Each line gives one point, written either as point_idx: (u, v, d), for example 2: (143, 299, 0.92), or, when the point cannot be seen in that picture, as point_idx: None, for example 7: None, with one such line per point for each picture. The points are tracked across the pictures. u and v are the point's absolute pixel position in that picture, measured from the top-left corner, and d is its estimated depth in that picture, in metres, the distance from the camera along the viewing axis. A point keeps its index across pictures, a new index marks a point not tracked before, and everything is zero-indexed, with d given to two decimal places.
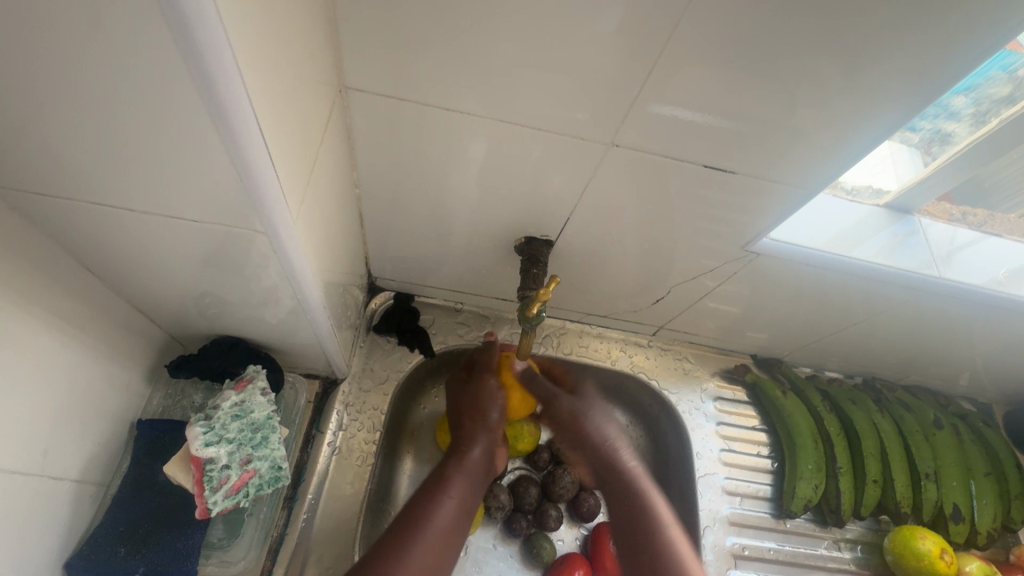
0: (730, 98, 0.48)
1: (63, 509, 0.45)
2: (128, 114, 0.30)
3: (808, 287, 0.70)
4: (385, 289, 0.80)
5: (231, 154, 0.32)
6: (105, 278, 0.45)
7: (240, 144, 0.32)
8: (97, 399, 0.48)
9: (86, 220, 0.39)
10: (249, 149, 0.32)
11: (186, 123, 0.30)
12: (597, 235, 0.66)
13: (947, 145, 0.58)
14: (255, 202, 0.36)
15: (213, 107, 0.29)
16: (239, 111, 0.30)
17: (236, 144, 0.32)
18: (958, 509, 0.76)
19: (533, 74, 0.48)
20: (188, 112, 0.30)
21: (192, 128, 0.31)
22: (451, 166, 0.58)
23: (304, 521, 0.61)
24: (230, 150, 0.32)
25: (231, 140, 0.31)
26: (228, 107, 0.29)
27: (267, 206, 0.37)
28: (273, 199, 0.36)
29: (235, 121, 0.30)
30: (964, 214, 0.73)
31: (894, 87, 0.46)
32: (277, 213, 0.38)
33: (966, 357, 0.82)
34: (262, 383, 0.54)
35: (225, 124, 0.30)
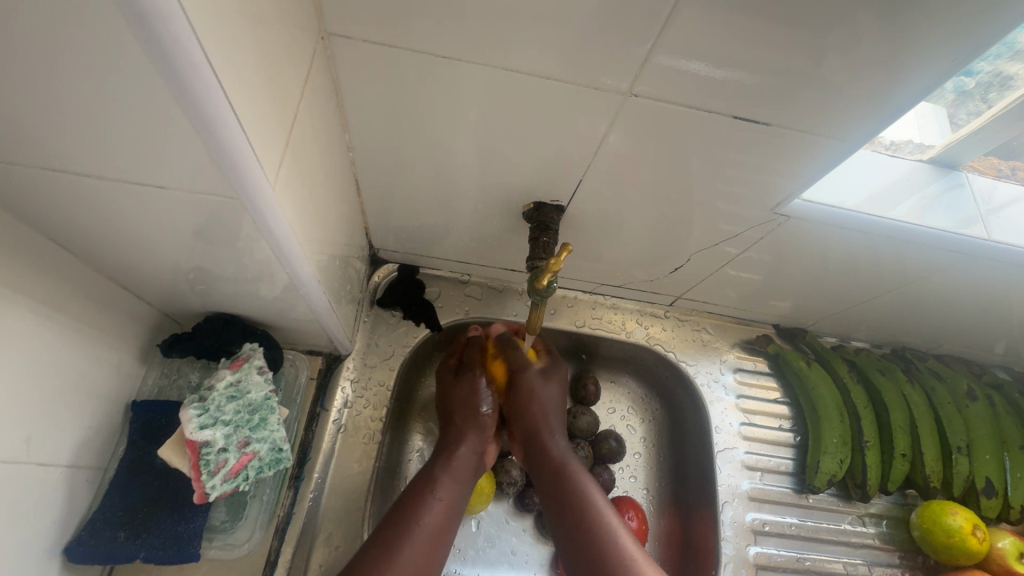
0: (765, 40, 0.42)
1: (58, 495, 0.44)
2: (62, 66, 0.26)
3: (840, 253, 0.65)
4: (388, 261, 0.76)
5: (184, 107, 0.28)
6: (82, 256, 0.42)
7: (194, 94, 0.27)
8: (84, 382, 0.46)
9: (49, 192, 0.35)
10: (205, 100, 0.28)
11: (129, 73, 0.26)
12: (612, 201, 0.61)
13: (1007, 90, 0.52)
14: (223, 165, 0.32)
15: (152, 48, 0.25)
16: (186, 52, 0.25)
17: (187, 94, 0.27)
18: (990, 484, 0.73)
19: (539, 20, 0.42)
20: (129, 60, 0.25)
21: (138, 79, 0.26)
22: (453, 127, 0.53)
23: (310, 500, 0.59)
24: (180, 102, 0.28)
25: (180, 89, 0.27)
26: (171, 49, 0.25)
27: (238, 170, 0.33)
28: (244, 162, 0.33)
29: (182, 69, 0.26)
30: (1014, 169, 0.66)
31: (959, 21, 0.40)
32: (250, 176, 0.34)
33: (1005, 325, 0.77)
34: (258, 362, 0.52)
35: (170, 69, 0.26)
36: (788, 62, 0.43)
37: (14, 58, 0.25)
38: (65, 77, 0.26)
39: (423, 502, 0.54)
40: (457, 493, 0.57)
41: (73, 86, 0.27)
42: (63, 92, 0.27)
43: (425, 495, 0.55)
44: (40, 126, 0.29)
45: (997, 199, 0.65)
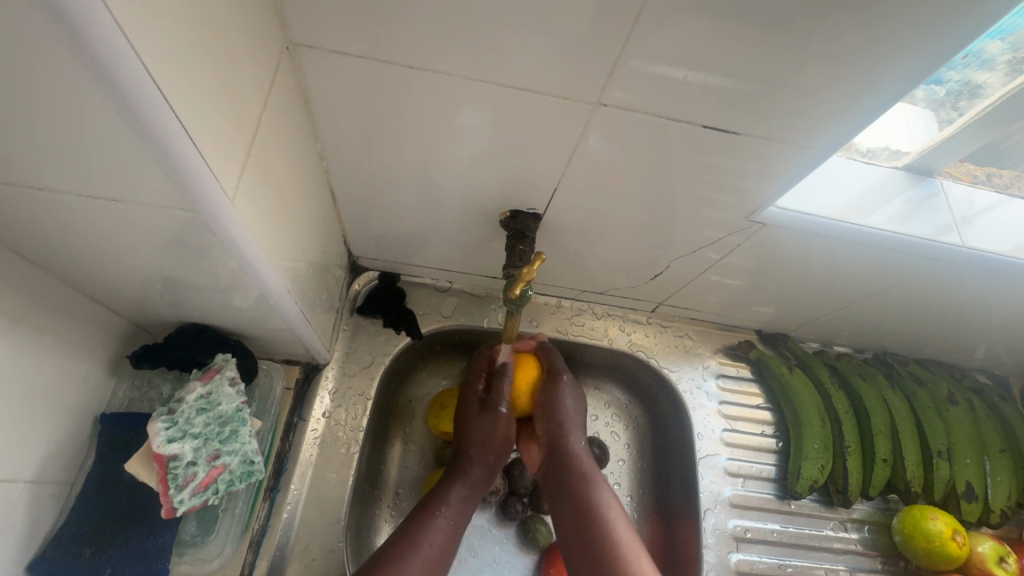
0: (733, 47, 0.42)
1: (20, 513, 0.43)
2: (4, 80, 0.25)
3: (818, 258, 0.65)
4: (369, 269, 0.75)
5: (124, 115, 0.27)
6: (45, 266, 0.42)
7: (134, 102, 0.27)
8: (48, 396, 0.45)
9: (5, 202, 0.34)
10: (146, 108, 0.27)
11: (72, 87, 0.26)
12: (590, 208, 0.61)
13: (977, 99, 0.52)
14: (175, 180, 0.32)
15: (80, 53, 0.24)
16: (116, 58, 0.25)
17: (127, 102, 0.26)
18: (971, 488, 0.73)
19: (508, 29, 0.42)
20: (68, 74, 0.25)
21: (80, 91, 0.26)
22: (429, 135, 0.53)
23: (287, 512, 0.58)
24: (123, 113, 0.27)
25: (122, 101, 0.26)
26: (109, 63, 0.25)
27: (193, 184, 0.32)
28: (199, 175, 0.32)
29: (124, 85, 0.26)
30: (988, 175, 0.67)
31: (921, 31, 0.40)
32: (205, 187, 0.33)
33: (983, 330, 0.78)
34: (231, 373, 0.50)
35: (108, 79, 0.25)
36: (757, 68, 0.44)
37: None
38: (10, 92, 0.26)
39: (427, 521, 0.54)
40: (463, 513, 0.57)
41: (16, 99, 0.26)
42: (8, 104, 0.26)
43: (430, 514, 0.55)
44: None
45: (970, 205, 0.65)
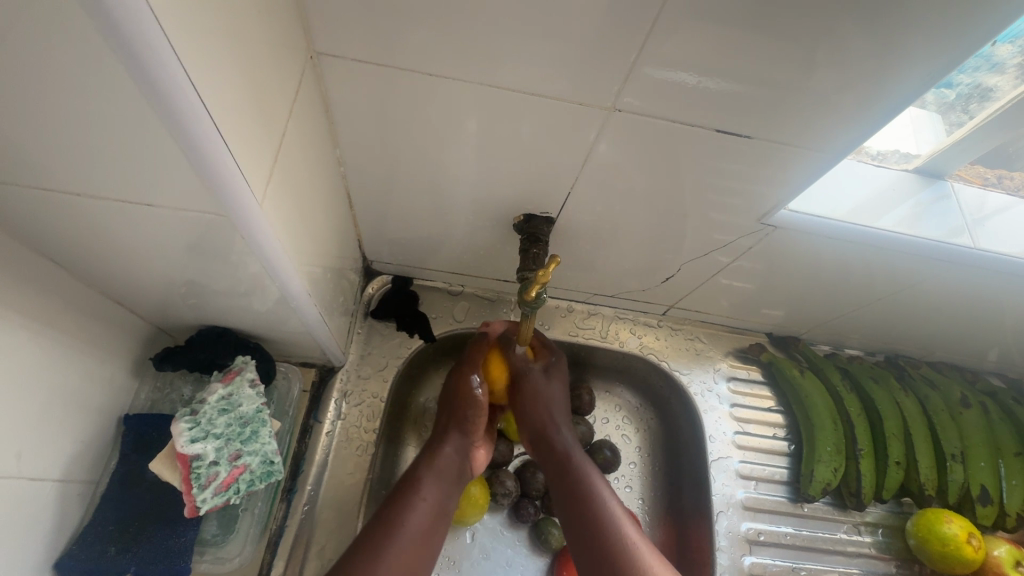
0: (745, 52, 0.43)
1: (48, 511, 0.43)
2: (48, 88, 0.26)
3: (829, 260, 0.66)
4: (382, 273, 0.76)
5: (166, 126, 0.28)
6: (75, 270, 0.43)
7: (177, 114, 0.28)
8: (75, 396, 0.46)
9: (41, 208, 0.35)
10: (187, 119, 0.28)
11: (119, 99, 0.27)
12: (602, 212, 0.62)
13: (987, 102, 0.53)
14: (210, 186, 0.33)
15: (129, 69, 0.25)
16: (157, 58, 0.25)
17: (170, 114, 0.28)
18: (985, 491, 0.73)
19: (524, 37, 0.43)
20: (116, 87, 0.26)
21: (126, 104, 0.27)
22: (444, 141, 0.54)
23: (303, 513, 0.59)
24: (165, 124, 0.28)
25: (165, 112, 0.28)
26: (155, 77, 0.26)
27: (225, 189, 0.34)
28: (231, 182, 0.33)
29: (168, 98, 0.27)
30: (999, 177, 0.67)
31: (930, 36, 0.41)
32: (237, 194, 0.34)
33: (996, 332, 0.77)
34: (251, 375, 0.51)
35: (154, 94, 0.27)
36: (769, 73, 0.44)
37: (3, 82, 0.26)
38: (53, 99, 0.27)
39: (408, 503, 0.54)
40: (443, 496, 0.57)
41: (58, 106, 0.27)
42: (51, 113, 0.28)
43: (409, 495, 0.55)
44: (30, 146, 0.30)
45: (982, 207, 0.66)
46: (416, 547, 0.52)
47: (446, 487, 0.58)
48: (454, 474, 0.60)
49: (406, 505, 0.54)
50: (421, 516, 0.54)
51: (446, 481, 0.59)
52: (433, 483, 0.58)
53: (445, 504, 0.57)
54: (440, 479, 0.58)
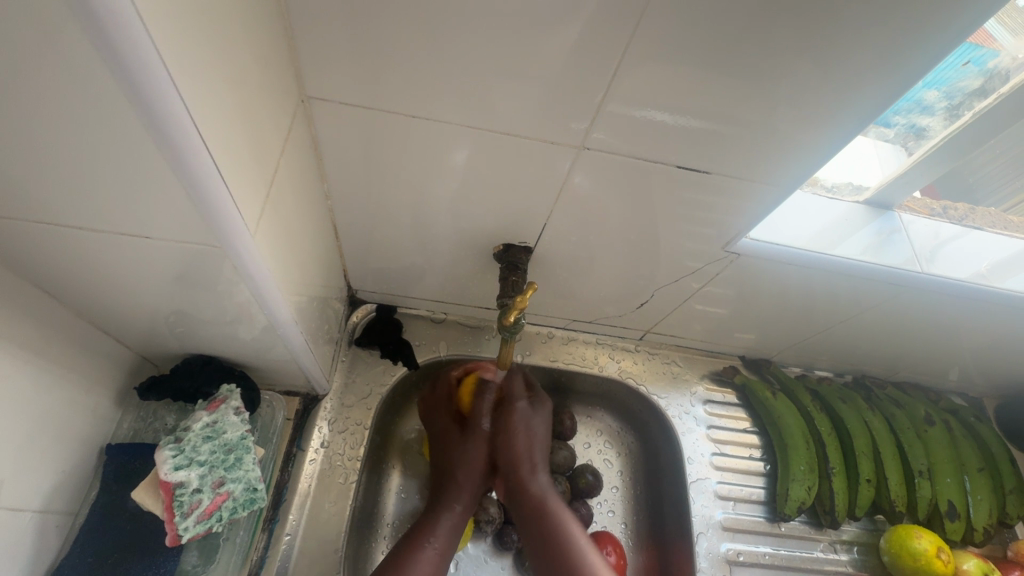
0: (700, 93, 0.47)
1: (26, 542, 0.43)
2: (57, 129, 0.29)
3: (793, 286, 0.69)
4: (366, 302, 0.78)
5: (176, 171, 0.31)
6: (66, 300, 0.44)
7: (187, 160, 0.31)
8: (59, 425, 0.46)
9: (41, 241, 0.37)
10: (195, 165, 0.32)
11: (131, 143, 0.30)
12: (577, 241, 0.65)
13: (924, 140, 0.58)
14: (210, 224, 0.36)
15: (147, 122, 0.28)
16: (172, 112, 0.29)
17: (180, 161, 0.31)
18: (953, 506, 0.76)
19: (499, 82, 0.47)
20: (131, 134, 0.29)
21: (138, 147, 0.30)
22: (426, 176, 0.57)
23: (285, 543, 0.59)
24: (176, 170, 0.31)
25: (177, 160, 0.31)
26: (170, 129, 0.29)
27: (224, 226, 0.36)
28: (231, 219, 0.36)
29: (180, 145, 0.30)
30: (945, 208, 0.73)
31: (860, 84, 0.46)
32: (234, 230, 0.37)
33: (955, 353, 0.82)
34: (236, 403, 0.51)
35: (167, 142, 0.30)
36: (723, 113, 0.49)
37: (15, 125, 0.28)
38: (62, 140, 0.29)
39: (414, 552, 0.56)
40: (451, 541, 0.58)
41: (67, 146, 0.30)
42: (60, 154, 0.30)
43: (416, 546, 0.56)
44: (38, 182, 0.32)
45: (934, 236, 0.71)
46: None
47: (456, 533, 0.59)
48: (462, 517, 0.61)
49: (414, 557, 0.55)
50: (429, 565, 0.55)
51: (456, 526, 0.60)
52: (444, 534, 0.59)
53: (454, 548, 0.58)
54: (451, 525, 0.60)
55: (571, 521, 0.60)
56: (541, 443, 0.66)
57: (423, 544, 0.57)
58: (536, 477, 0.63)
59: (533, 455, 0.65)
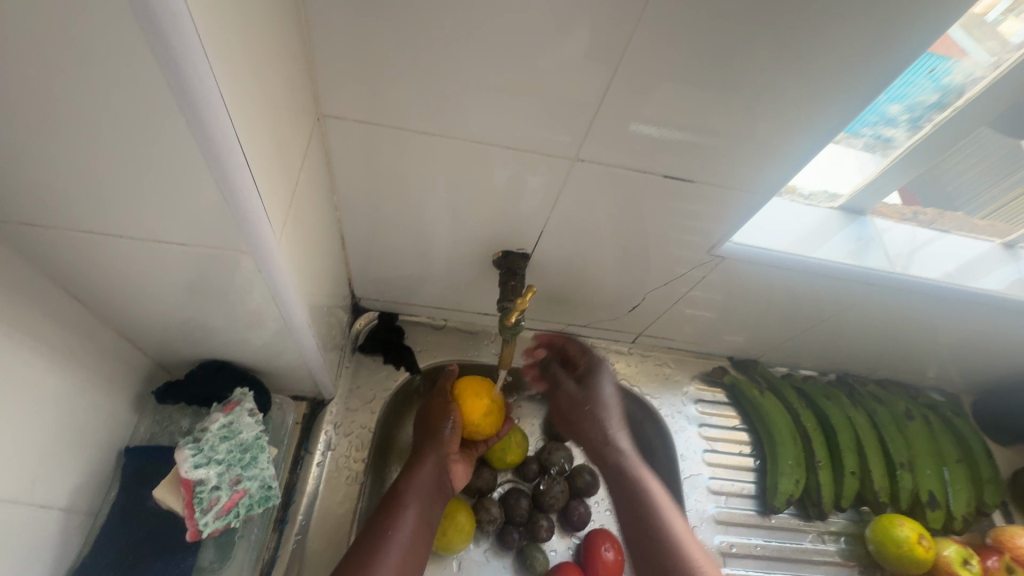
0: (684, 109, 0.51)
1: (50, 539, 0.45)
2: (113, 159, 0.32)
3: (776, 288, 0.73)
4: (369, 310, 0.81)
5: (228, 202, 0.35)
6: (91, 306, 0.46)
7: (238, 193, 0.34)
8: (82, 427, 0.48)
9: (76, 249, 0.40)
10: (244, 198, 0.35)
11: (184, 175, 0.33)
12: (572, 248, 0.69)
13: (890, 150, 0.64)
14: (249, 244, 0.39)
15: (207, 162, 0.32)
16: (230, 154, 0.32)
17: (233, 194, 0.34)
18: (933, 496, 0.80)
19: (499, 99, 0.51)
20: (186, 168, 0.32)
21: (186, 177, 0.33)
22: (429, 187, 0.60)
23: (295, 542, 0.61)
24: (228, 201, 0.35)
25: (230, 194, 0.34)
26: (229, 168, 0.32)
27: (260, 246, 0.39)
28: (266, 241, 0.39)
29: (235, 182, 0.33)
30: (916, 213, 0.76)
31: (829, 99, 0.50)
32: (268, 250, 0.40)
33: (931, 350, 0.86)
34: (250, 405, 0.54)
35: (224, 180, 0.33)
36: (706, 126, 0.53)
37: (70, 149, 0.31)
38: (113, 164, 0.32)
39: (392, 520, 0.61)
40: (425, 509, 0.64)
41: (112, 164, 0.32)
42: (105, 172, 0.33)
43: (394, 513, 0.62)
44: (81, 196, 0.35)
45: (911, 242, 0.75)
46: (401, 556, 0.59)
47: (430, 503, 0.65)
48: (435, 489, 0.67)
49: (391, 524, 0.61)
50: (406, 531, 0.61)
51: (429, 496, 0.66)
52: (416, 502, 0.64)
53: (427, 516, 0.64)
54: (423, 495, 0.65)
55: (654, 488, 0.70)
56: (569, 398, 0.80)
57: (400, 513, 0.62)
58: (616, 437, 0.76)
59: (615, 414, 0.78)
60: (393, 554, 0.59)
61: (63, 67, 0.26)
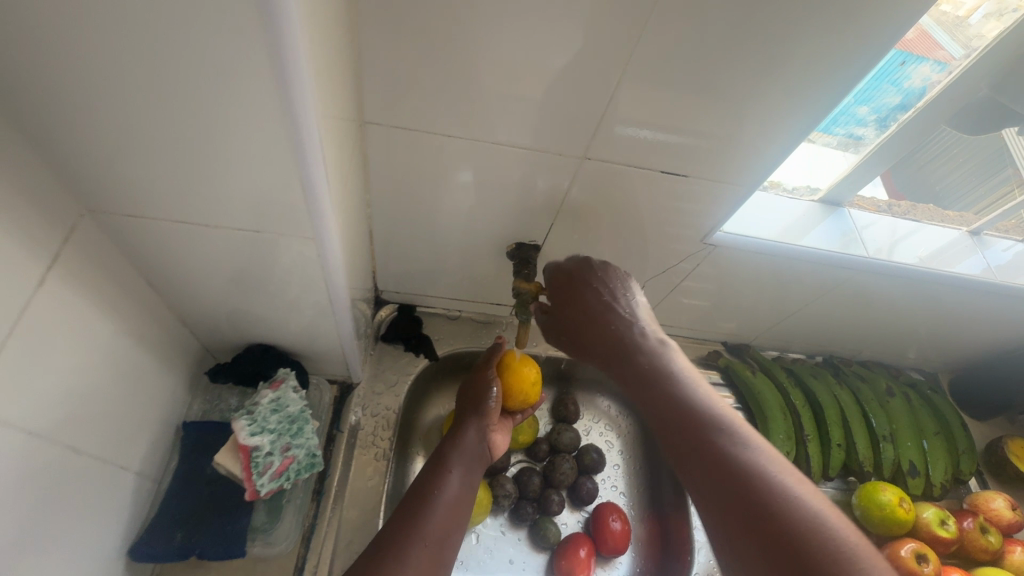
0: (680, 113, 0.58)
1: (127, 500, 0.51)
2: (213, 169, 0.38)
3: (764, 276, 0.80)
4: (390, 302, 0.87)
5: (308, 208, 0.42)
6: (161, 294, 0.53)
7: (317, 202, 0.41)
8: (151, 402, 0.54)
9: (158, 242, 0.46)
10: (321, 207, 0.42)
11: (272, 186, 0.40)
12: (578, 240, 0.75)
13: (861, 146, 0.71)
14: (316, 243, 0.46)
15: (299, 180, 0.39)
16: (317, 174, 0.39)
17: (314, 203, 0.41)
18: (914, 465, 0.86)
19: (517, 106, 0.57)
20: (276, 181, 0.39)
21: (272, 186, 0.40)
22: (451, 186, 0.67)
23: (331, 512, 0.66)
24: (308, 208, 0.42)
25: (312, 202, 0.41)
26: (314, 185, 0.39)
27: (324, 244, 0.46)
28: (330, 241, 0.46)
29: (316, 194, 0.40)
30: (889, 205, 0.84)
31: (805, 101, 0.57)
32: (330, 249, 0.47)
33: (909, 331, 0.93)
34: (293, 382, 0.60)
35: (309, 193, 0.40)
36: (699, 127, 0.60)
37: (175, 157, 0.37)
38: (208, 171, 0.39)
39: (439, 477, 0.62)
40: (467, 471, 0.65)
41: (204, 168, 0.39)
42: (197, 175, 0.39)
43: (440, 470, 0.63)
44: (173, 195, 0.41)
45: (891, 235, 0.81)
46: (449, 513, 0.59)
47: (471, 467, 0.65)
48: (475, 454, 0.68)
49: (437, 480, 0.61)
50: (452, 489, 0.61)
51: (470, 460, 0.66)
52: (459, 463, 0.65)
53: (470, 478, 0.64)
54: (465, 458, 0.66)
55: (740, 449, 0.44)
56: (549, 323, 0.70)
57: (446, 471, 0.63)
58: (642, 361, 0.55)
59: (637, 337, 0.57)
60: (442, 508, 0.58)
61: (187, 95, 0.33)
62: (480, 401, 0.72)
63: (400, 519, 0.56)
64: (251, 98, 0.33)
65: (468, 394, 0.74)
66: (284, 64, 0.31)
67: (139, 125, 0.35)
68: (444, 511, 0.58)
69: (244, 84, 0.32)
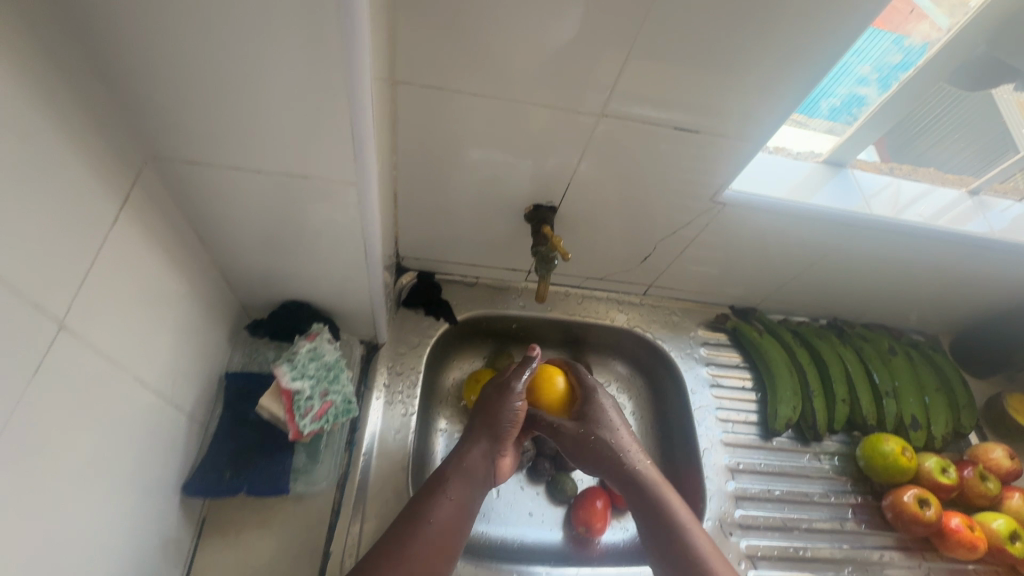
0: (694, 70, 0.61)
1: (181, 438, 0.55)
2: (266, 111, 0.41)
3: (770, 237, 0.83)
4: (410, 269, 0.91)
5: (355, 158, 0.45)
6: (207, 246, 0.56)
7: (363, 152, 0.44)
8: (198, 350, 0.58)
9: (208, 191, 0.49)
10: (366, 156, 0.45)
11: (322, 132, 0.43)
12: (592, 202, 0.78)
13: (864, 107, 0.75)
14: (359, 194, 0.49)
15: (350, 128, 0.42)
16: (366, 123, 0.42)
17: (360, 152, 0.44)
18: (915, 419, 0.90)
19: (538, 65, 0.60)
20: (326, 127, 0.42)
21: (321, 132, 0.43)
22: (472, 148, 0.69)
23: (364, 459, 0.70)
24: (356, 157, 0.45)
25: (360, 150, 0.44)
26: (363, 133, 0.43)
27: (366, 195, 0.49)
28: (371, 193, 0.49)
29: (364, 142, 0.43)
30: (891, 167, 0.86)
31: (814, 58, 0.60)
32: (371, 201, 0.50)
33: (911, 292, 0.96)
34: (328, 334, 0.64)
35: (358, 142, 0.43)
36: (711, 84, 0.62)
37: (232, 100, 0.40)
38: (262, 115, 0.42)
39: (434, 500, 0.62)
40: (465, 495, 0.64)
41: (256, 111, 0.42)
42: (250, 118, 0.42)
43: (437, 493, 0.62)
44: (225, 140, 0.44)
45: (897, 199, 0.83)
46: (439, 546, 0.59)
47: (472, 488, 0.65)
48: (480, 475, 0.67)
49: (431, 504, 0.61)
50: (444, 514, 0.61)
51: (471, 480, 0.65)
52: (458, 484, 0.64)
53: (468, 503, 0.64)
54: (466, 479, 0.65)
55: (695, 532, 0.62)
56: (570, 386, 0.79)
57: (442, 494, 0.62)
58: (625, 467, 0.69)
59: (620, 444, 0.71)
60: (430, 536, 0.58)
61: (250, 36, 0.36)
62: (496, 416, 0.69)
63: (386, 545, 0.57)
64: (311, 46, 0.36)
65: (483, 406, 0.71)
66: (347, 15, 0.34)
67: (205, 71, 0.38)
68: (429, 543, 0.58)
69: (306, 33, 0.35)
